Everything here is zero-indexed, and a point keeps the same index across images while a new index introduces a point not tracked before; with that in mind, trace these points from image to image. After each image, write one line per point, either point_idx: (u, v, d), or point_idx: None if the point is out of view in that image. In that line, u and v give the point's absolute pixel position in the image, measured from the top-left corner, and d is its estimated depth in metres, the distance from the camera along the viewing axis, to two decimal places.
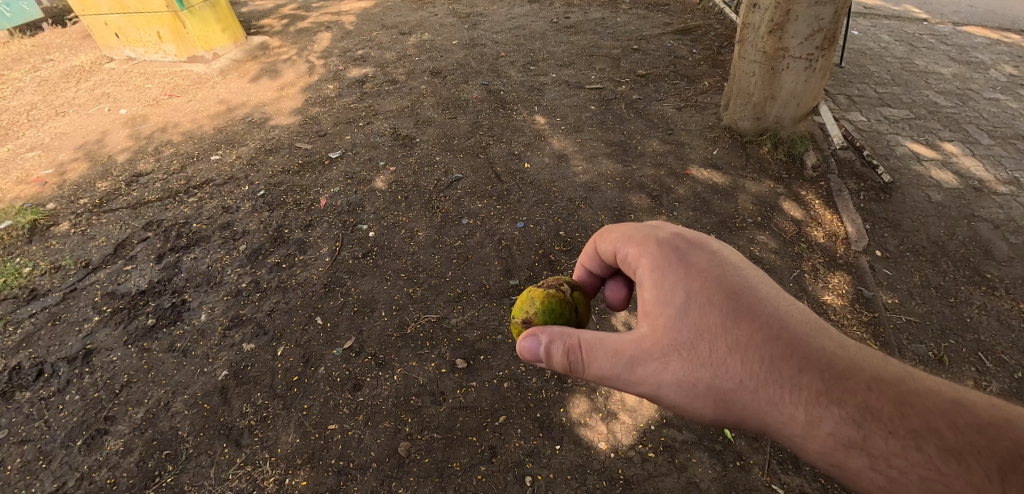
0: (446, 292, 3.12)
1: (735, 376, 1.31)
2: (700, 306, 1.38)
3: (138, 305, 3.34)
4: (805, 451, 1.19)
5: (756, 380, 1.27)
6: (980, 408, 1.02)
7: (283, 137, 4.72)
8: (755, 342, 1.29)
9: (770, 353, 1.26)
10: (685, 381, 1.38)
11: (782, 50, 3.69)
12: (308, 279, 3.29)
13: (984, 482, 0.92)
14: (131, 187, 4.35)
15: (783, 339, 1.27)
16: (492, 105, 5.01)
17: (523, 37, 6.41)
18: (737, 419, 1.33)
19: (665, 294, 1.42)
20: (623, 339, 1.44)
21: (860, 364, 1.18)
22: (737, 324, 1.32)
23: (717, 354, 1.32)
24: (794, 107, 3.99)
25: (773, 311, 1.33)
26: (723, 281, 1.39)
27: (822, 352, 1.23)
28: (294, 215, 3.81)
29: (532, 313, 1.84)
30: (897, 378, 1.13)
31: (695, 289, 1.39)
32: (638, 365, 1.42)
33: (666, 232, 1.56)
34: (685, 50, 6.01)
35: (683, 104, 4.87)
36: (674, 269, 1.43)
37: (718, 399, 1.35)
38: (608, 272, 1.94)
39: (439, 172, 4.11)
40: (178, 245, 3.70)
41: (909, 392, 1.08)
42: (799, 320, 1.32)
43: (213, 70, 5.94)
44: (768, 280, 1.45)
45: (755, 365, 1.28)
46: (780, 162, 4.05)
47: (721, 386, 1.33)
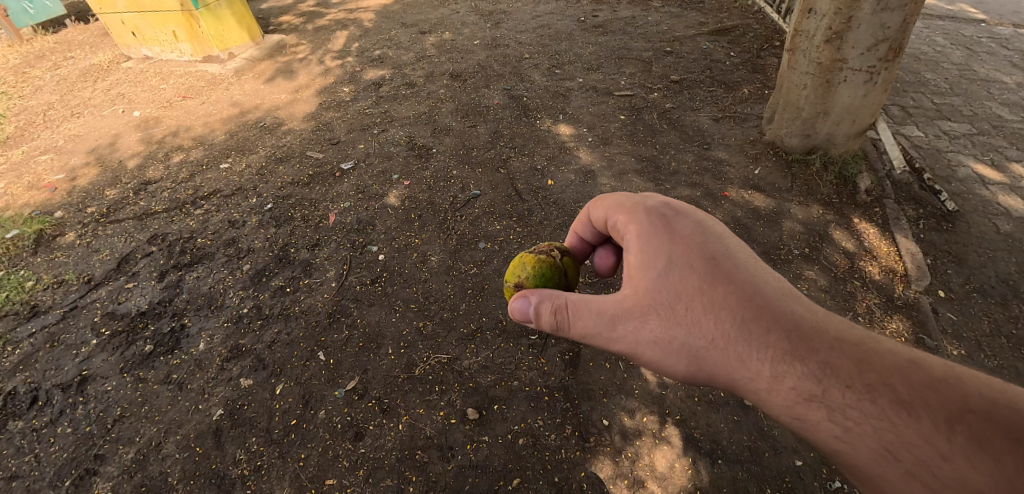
0: (459, 328, 2.86)
1: (708, 336, 1.47)
2: (682, 273, 1.53)
3: (137, 328, 3.19)
4: (770, 403, 1.34)
5: (727, 340, 1.43)
6: (935, 366, 1.11)
7: (294, 145, 4.51)
8: (731, 307, 1.43)
9: (741, 315, 1.41)
10: (664, 339, 1.55)
11: (840, 61, 3.28)
12: (312, 307, 3.07)
13: (932, 432, 1.02)
14: (139, 195, 4.21)
15: (754, 302, 1.42)
16: (513, 112, 4.71)
17: (548, 38, 6.07)
18: (709, 374, 1.50)
19: (652, 262, 1.57)
20: (610, 300, 1.62)
21: (825, 327, 1.31)
22: (715, 290, 1.47)
23: (695, 315, 1.48)
24: (849, 125, 3.54)
25: (749, 279, 1.46)
26: (705, 250, 1.54)
27: (790, 315, 1.37)
28: (301, 231, 3.59)
29: (524, 278, 2.06)
30: (858, 340, 1.23)
31: (677, 256, 1.55)
32: (622, 324, 1.60)
33: (656, 201, 1.71)
34: (722, 53, 5.59)
35: (722, 114, 4.47)
36: (660, 236, 1.59)
37: (693, 356, 1.52)
38: (597, 240, 2.12)
39: (456, 187, 3.84)
40: (181, 262, 3.53)
41: (870, 352, 1.19)
42: (772, 288, 1.45)
43: (228, 70, 5.77)
44: (750, 252, 1.58)
45: (727, 326, 1.43)
46: (830, 184, 3.65)
47: (697, 345, 1.50)
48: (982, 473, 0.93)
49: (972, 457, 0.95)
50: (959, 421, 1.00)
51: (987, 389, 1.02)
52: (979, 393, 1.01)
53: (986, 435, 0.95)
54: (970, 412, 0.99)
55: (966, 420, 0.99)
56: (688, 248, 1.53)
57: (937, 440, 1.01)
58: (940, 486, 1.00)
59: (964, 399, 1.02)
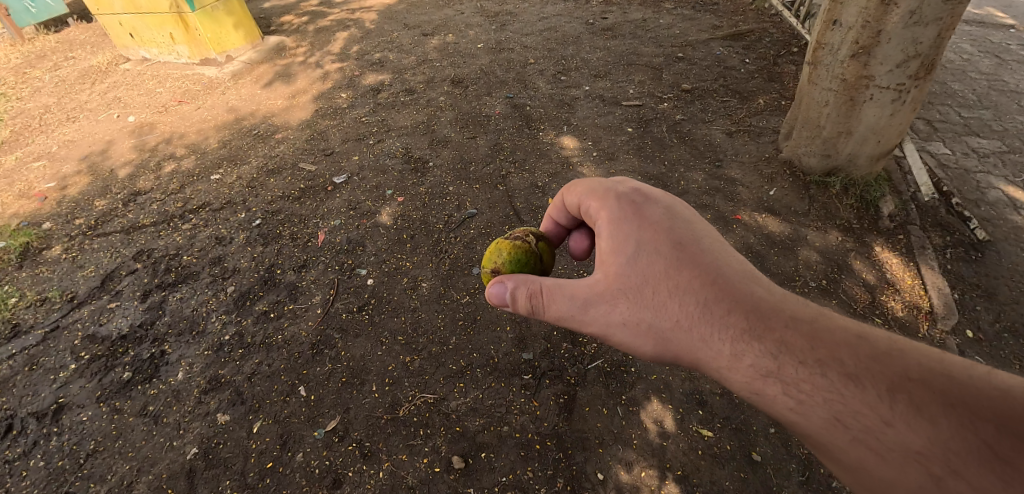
0: (448, 365, 2.70)
1: (673, 317, 1.49)
2: (649, 257, 1.54)
3: (117, 353, 3.07)
4: (730, 380, 1.36)
5: (691, 320, 1.44)
6: (879, 341, 1.15)
7: (287, 155, 4.36)
8: (696, 288, 1.45)
9: (705, 297, 1.43)
10: (633, 321, 1.56)
11: (866, 78, 3.03)
12: (296, 336, 2.92)
13: (876, 401, 1.07)
14: (128, 207, 4.08)
15: (718, 284, 1.43)
16: (515, 123, 4.51)
17: (554, 41, 5.85)
18: (674, 354, 1.52)
19: (621, 247, 1.57)
20: (580, 284, 1.62)
21: (782, 307, 1.34)
22: (680, 273, 1.48)
23: (660, 298, 1.49)
24: (873, 146, 3.30)
25: (712, 260, 1.48)
26: (672, 234, 1.55)
27: (750, 296, 1.39)
28: (289, 251, 3.44)
29: (500, 264, 2.08)
30: (811, 319, 1.27)
31: (645, 240, 1.55)
32: (592, 308, 1.60)
33: (627, 188, 1.69)
34: (737, 60, 5.33)
35: (736, 128, 4.23)
36: (629, 221, 1.59)
37: (659, 336, 1.53)
38: (572, 224, 2.08)
39: (451, 205, 3.66)
40: (165, 282, 3.40)
41: (822, 329, 1.23)
42: (734, 268, 1.48)
43: (225, 74, 5.63)
44: (713, 234, 1.61)
45: (691, 307, 1.44)
46: (851, 208, 3.42)
47: (662, 326, 1.51)
48: (919, 437, 1.00)
49: (912, 422, 1.01)
50: (900, 390, 1.05)
51: (925, 359, 1.07)
52: (919, 364, 1.07)
53: (924, 402, 1.01)
54: (910, 381, 1.04)
55: (906, 389, 1.04)
56: (656, 234, 1.53)
57: (881, 409, 1.06)
58: (884, 451, 1.05)
59: (905, 369, 1.07)
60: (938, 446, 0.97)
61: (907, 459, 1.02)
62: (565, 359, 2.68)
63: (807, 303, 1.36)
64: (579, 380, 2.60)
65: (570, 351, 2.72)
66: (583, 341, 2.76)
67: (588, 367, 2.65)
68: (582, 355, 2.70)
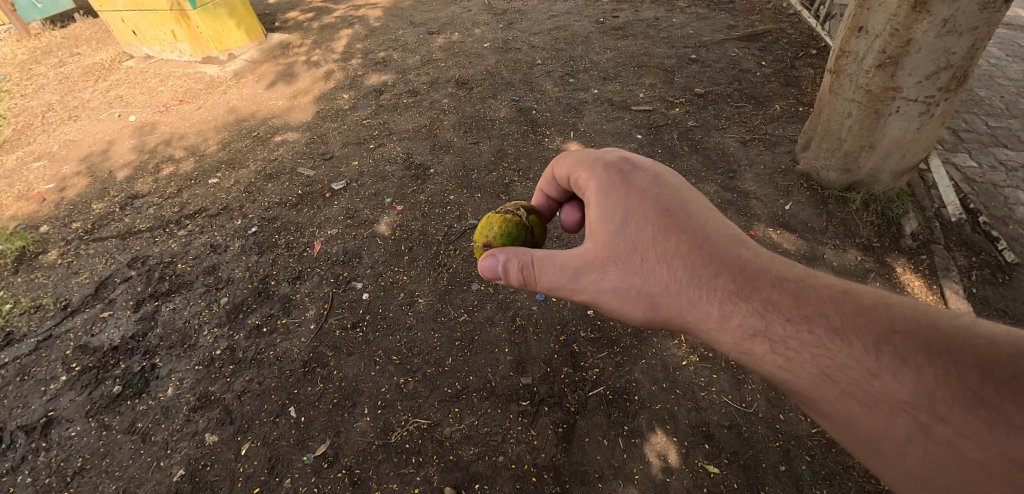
0: (443, 388, 2.59)
1: (661, 282, 1.48)
2: (637, 224, 1.53)
3: (108, 365, 2.99)
4: (718, 342, 1.36)
5: (679, 285, 1.43)
6: (865, 295, 1.15)
7: (286, 158, 4.26)
8: (683, 253, 1.44)
9: (692, 261, 1.42)
10: (622, 287, 1.55)
11: (893, 89, 2.85)
12: (288, 353, 2.83)
13: (862, 354, 1.07)
14: (125, 210, 4.02)
15: (705, 248, 1.43)
16: (520, 127, 4.38)
17: (563, 41, 5.68)
18: (664, 318, 1.50)
19: (610, 216, 1.56)
20: (570, 254, 1.61)
21: (768, 267, 1.34)
22: (669, 239, 1.47)
23: (649, 264, 1.48)
24: (897, 160, 3.13)
25: (700, 224, 1.47)
26: (660, 200, 1.54)
27: (737, 258, 1.39)
28: (284, 261, 3.35)
29: (491, 237, 2.04)
30: (797, 278, 1.28)
31: (633, 207, 1.54)
32: (583, 276, 1.59)
33: (615, 156, 1.68)
34: (752, 62, 5.13)
35: (750, 136, 4.06)
36: (617, 190, 1.58)
37: (648, 302, 1.52)
38: (563, 198, 2.03)
39: (452, 215, 3.55)
40: (159, 291, 3.33)
41: (807, 288, 1.23)
42: (722, 233, 1.47)
43: (227, 73, 5.55)
44: (699, 197, 1.60)
45: (678, 271, 1.44)
46: (871, 225, 3.24)
47: (651, 291, 1.50)
48: (906, 385, 1.00)
49: (897, 372, 1.01)
50: (886, 342, 1.05)
51: (910, 309, 1.07)
52: (904, 315, 1.06)
53: (910, 352, 1.01)
54: (895, 333, 1.04)
55: (892, 341, 1.04)
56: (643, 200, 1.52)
57: (867, 361, 1.06)
58: (871, 402, 1.06)
59: (890, 320, 1.07)
60: (924, 394, 0.98)
61: (893, 408, 1.02)
62: (565, 384, 2.57)
63: (791, 263, 1.36)
64: (579, 408, 2.48)
65: (571, 376, 2.60)
66: (584, 366, 2.64)
67: (589, 394, 2.53)
68: (583, 381, 2.58)
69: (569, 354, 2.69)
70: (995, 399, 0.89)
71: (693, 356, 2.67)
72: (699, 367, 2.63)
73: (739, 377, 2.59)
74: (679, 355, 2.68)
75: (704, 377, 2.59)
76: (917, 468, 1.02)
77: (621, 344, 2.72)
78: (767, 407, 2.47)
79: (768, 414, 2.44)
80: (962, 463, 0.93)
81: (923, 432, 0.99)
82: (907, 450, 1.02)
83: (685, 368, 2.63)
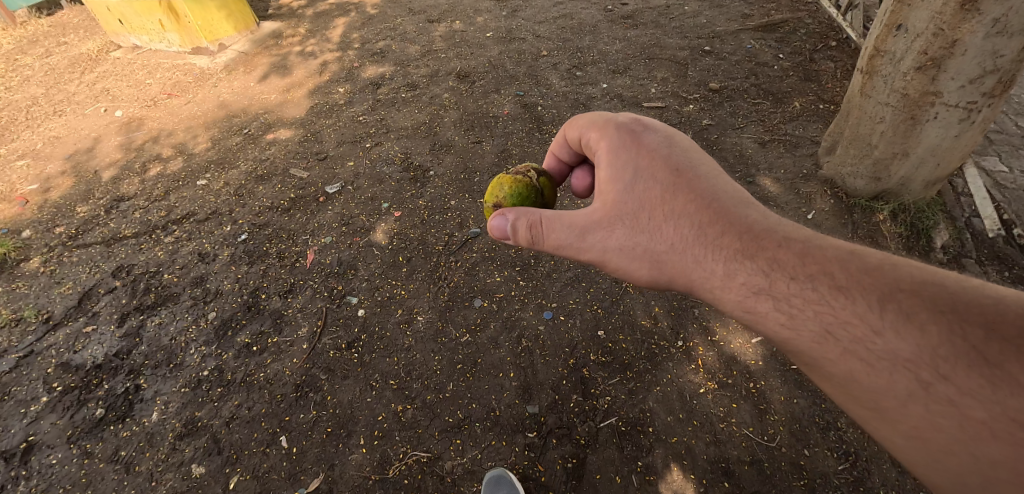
0: (443, 417, 2.43)
1: (668, 240, 1.47)
2: (646, 183, 1.52)
3: (91, 385, 2.83)
4: (721, 301, 1.36)
5: (685, 243, 1.44)
6: (873, 257, 1.15)
7: (278, 158, 4.05)
8: (691, 212, 1.44)
9: (699, 220, 1.42)
10: (627, 246, 1.53)
11: (932, 94, 2.61)
12: (279, 375, 2.66)
13: (866, 311, 1.05)
14: (111, 214, 3.82)
15: (713, 208, 1.44)
16: (525, 125, 4.15)
17: (569, 30, 5.40)
18: (668, 278, 1.50)
19: (619, 174, 1.55)
20: (579, 213, 1.59)
21: (775, 229, 1.35)
22: (678, 198, 1.47)
23: (655, 221, 1.47)
24: (930, 169, 2.92)
25: (709, 186, 1.48)
26: (670, 161, 1.54)
27: (745, 220, 1.39)
28: (275, 272, 3.16)
29: (501, 199, 2.02)
30: (804, 239, 1.28)
31: (643, 167, 1.54)
32: (589, 235, 1.56)
33: (627, 117, 1.68)
34: (769, 55, 4.87)
35: (769, 136, 3.83)
36: (627, 149, 1.57)
37: (652, 261, 1.51)
38: (575, 161, 2.02)
39: (453, 222, 3.35)
40: (144, 304, 3.15)
41: (814, 248, 1.23)
42: (731, 195, 1.48)
43: (218, 64, 5.29)
44: (711, 162, 1.61)
45: (685, 230, 1.44)
46: (899, 237, 3.03)
47: (657, 250, 1.49)
48: (910, 344, 0.97)
49: (901, 329, 0.99)
50: (891, 300, 1.03)
51: (917, 271, 1.06)
52: (911, 276, 1.05)
53: (916, 310, 0.99)
54: (901, 291, 1.03)
55: (897, 299, 1.03)
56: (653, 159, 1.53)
57: (871, 318, 1.04)
58: (874, 362, 1.02)
59: (896, 281, 1.05)
60: (928, 351, 0.95)
61: (895, 367, 0.99)
62: (574, 414, 2.41)
63: (801, 228, 1.36)
64: (589, 441, 2.32)
65: (581, 405, 2.44)
66: (595, 394, 2.47)
67: (600, 425, 2.37)
68: (593, 411, 2.42)
69: (579, 379, 2.52)
70: (1001, 357, 0.85)
71: (712, 383, 2.51)
72: (718, 396, 2.47)
73: (760, 407, 2.43)
74: (696, 382, 2.51)
75: (723, 406, 2.43)
76: (916, 433, 0.97)
77: (634, 369, 2.55)
78: (791, 440, 2.31)
79: (792, 450, 2.28)
80: (962, 422, 0.88)
81: (925, 391, 0.94)
82: (906, 411, 0.98)
83: (703, 396, 2.46)
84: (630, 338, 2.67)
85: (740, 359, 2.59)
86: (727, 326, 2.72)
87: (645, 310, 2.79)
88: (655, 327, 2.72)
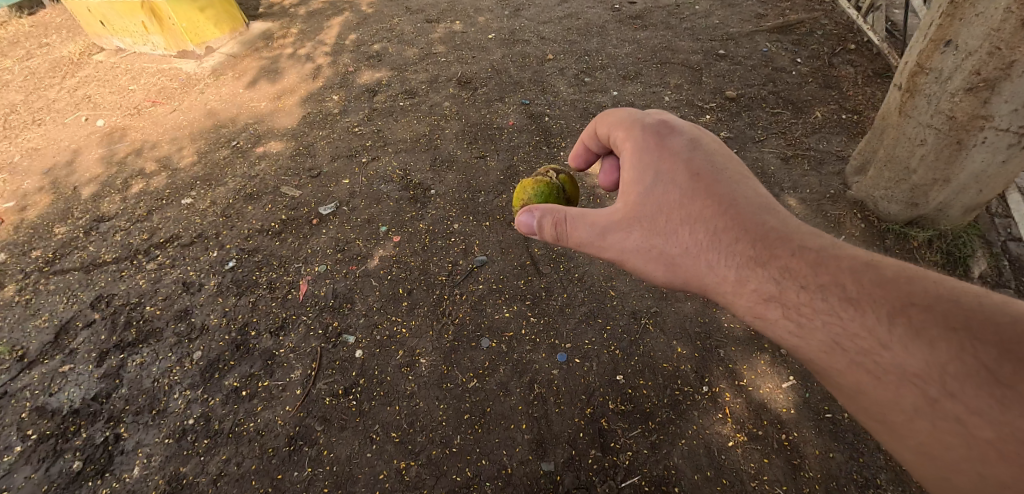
0: (450, 476, 2.22)
1: (683, 245, 1.46)
2: (664, 186, 1.49)
3: (67, 433, 2.60)
4: (736, 305, 1.37)
5: (700, 248, 1.42)
6: (889, 266, 1.10)
7: (269, 175, 3.79)
8: (709, 217, 1.41)
9: (714, 225, 1.39)
10: (643, 249, 1.53)
11: (982, 117, 2.39)
12: (270, 425, 2.45)
13: (874, 324, 1.03)
14: (90, 236, 3.56)
15: (730, 212, 1.39)
16: (531, 138, 3.90)
17: (576, 32, 5.13)
18: (683, 280, 1.50)
19: (639, 177, 1.51)
20: (598, 216, 1.60)
21: (792, 234, 1.30)
22: (697, 202, 1.43)
23: (671, 225, 1.46)
24: (972, 195, 2.69)
25: (730, 190, 1.43)
26: (689, 163, 1.50)
27: (760, 225, 1.35)
28: (266, 305, 2.94)
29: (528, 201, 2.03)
30: (820, 246, 1.23)
31: (662, 170, 1.50)
32: (608, 236, 1.57)
33: (651, 115, 1.62)
34: (786, 59, 4.62)
35: (791, 151, 3.61)
36: (647, 152, 1.54)
37: (669, 264, 1.51)
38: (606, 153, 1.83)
39: (457, 249, 3.12)
40: (125, 340, 2.92)
41: (828, 257, 1.19)
42: (750, 198, 1.43)
43: (205, 69, 5.00)
44: (737, 162, 1.54)
45: (700, 235, 1.42)
46: (934, 267, 2.81)
47: (672, 253, 1.48)
48: (917, 360, 0.96)
49: (909, 345, 0.97)
50: (901, 314, 1.00)
51: (933, 284, 1.00)
52: (927, 289, 1.00)
53: (925, 326, 0.96)
54: (912, 305, 0.99)
55: (907, 313, 0.99)
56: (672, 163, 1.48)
57: (879, 332, 1.02)
58: (881, 374, 1.02)
59: (909, 294, 1.01)
60: (934, 368, 0.93)
61: (903, 381, 0.98)
62: (593, 471, 2.21)
63: (821, 232, 1.31)
64: None
65: (600, 462, 2.24)
66: (615, 448, 2.28)
67: (621, 485, 2.17)
68: (614, 468, 2.22)
69: (598, 431, 2.33)
70: (1011, 380, 0.82)
71: (740, 435, 2.31)
72: (748, 450, 2.27)
73: (794, 462, 2.23)
74: (723, 434, 2.32)
75: (754, 462, 2.23)
76: (921, 443, 0.98)
77: (657, 420, 2.36)
78: None
79: None
80: (969, 441, 0.88)
81: (932, 407, 0.94)
82: (914, 424, 0.98)
83: (732, 450, 2.27)
84: (652, 383, 2.47)
85: (771, 407, 2.40)
86: (755, 369, 2.53)
87: (666, 351, 2.59)
88: (678, 370, 2.52)
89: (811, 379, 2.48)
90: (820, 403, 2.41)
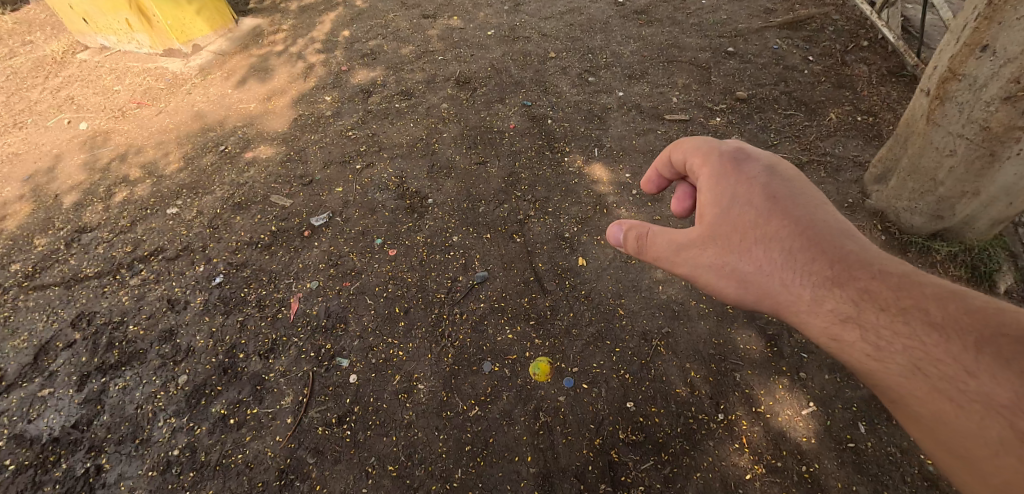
0: None
1: (755, 264, 1.31)
2: (740, 207, 1.36)
3: (46, 463, 2.45)
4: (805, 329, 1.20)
5: (772, 267, 1.27)
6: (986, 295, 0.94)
7: (258, 182, 3.62)
8: (790, 235, 1.25)
9: (790, 245, 1.25)
10: (711, 268, 1.39)
11: (1019, 129, 2.29)
12: (260, 458, 2.31)
13: (959, 351, 0.88)
14: (71, 248, 3.38)
15: (809, 234, 1.24)
16: (534, 142, 3.73)
17: (578, 28, 4.94)
18: (752, 303, 1.34)
19: (714, 195, 1.40)
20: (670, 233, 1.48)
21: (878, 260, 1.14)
22: (779, 220, 1.29)
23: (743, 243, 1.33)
24: (1001, 208, 2.59)
25: (812, 213, 1.28)
26: (769, 186, 1.36)
27: (843, 248, 1.19)
28: (255, 325, 2.79)
29: None
30: (907, 271, 1.07)
31: (739, 190, 1.37)
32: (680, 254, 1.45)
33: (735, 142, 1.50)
34: (798, 57, 4.43)
35: (806, 157, 3.46)
36: (725, 173, 1.41)
37: (738, 286, 1.35)
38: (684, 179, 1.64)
39: (456, 263, 2.97)
40: (107, 363, 2.77)
41: (913, 281, 1.03)
42: (836, 223, 1.26)
43: (192, 68, 4.80)
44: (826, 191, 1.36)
45: (774, 255, 1.27)
46: (960, 282, 2.73)
47: (743, 274, 1.33)
48: (1007, 390, 0.81)
49: (1000, 374, 0.82)
50: (990, 341, 0.85)
51: None
52: None
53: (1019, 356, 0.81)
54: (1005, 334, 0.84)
55: (998, 341, 0.85)
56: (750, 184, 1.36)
57: (964, 359, 0.87)
58: (962, 402, 0.86)
59: (1004, 322, 0.86)
60: None
61: (988, 412, 0.82)
62: None
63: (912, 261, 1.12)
64: None
65: None
66: (626, 483, 2.14)
67: None
68: None
69: (607, 464, 2.18)
70: None
71: (759, 467, 2.17)
72: (767, 483, 2.13)
73: None
74: (741, 466, 2.18)
75: None
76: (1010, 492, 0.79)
77: (670, 451, 2.22)
78: None
79: None
80: None
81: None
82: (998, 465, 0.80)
83: (750, 484, 2.13)
84: (664, 411, 2.34)
85: (790, 436, 2.26)
86: (773, 394, 2.39)
87: (679, 375, 2.45)
88: (692, 396, 2.38)
89: (832, 405, 2.35)
90: (842, 431, 2.27)
